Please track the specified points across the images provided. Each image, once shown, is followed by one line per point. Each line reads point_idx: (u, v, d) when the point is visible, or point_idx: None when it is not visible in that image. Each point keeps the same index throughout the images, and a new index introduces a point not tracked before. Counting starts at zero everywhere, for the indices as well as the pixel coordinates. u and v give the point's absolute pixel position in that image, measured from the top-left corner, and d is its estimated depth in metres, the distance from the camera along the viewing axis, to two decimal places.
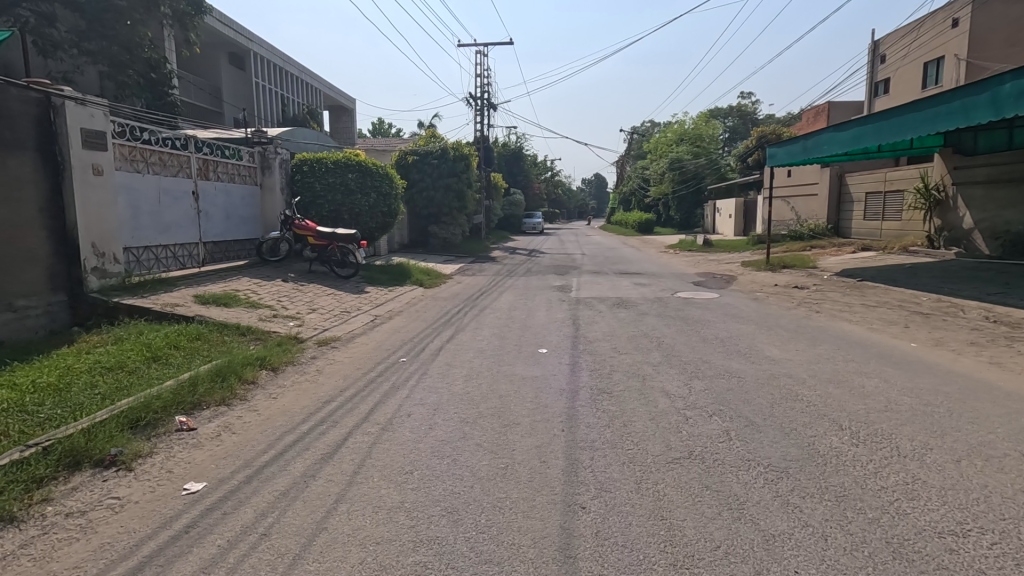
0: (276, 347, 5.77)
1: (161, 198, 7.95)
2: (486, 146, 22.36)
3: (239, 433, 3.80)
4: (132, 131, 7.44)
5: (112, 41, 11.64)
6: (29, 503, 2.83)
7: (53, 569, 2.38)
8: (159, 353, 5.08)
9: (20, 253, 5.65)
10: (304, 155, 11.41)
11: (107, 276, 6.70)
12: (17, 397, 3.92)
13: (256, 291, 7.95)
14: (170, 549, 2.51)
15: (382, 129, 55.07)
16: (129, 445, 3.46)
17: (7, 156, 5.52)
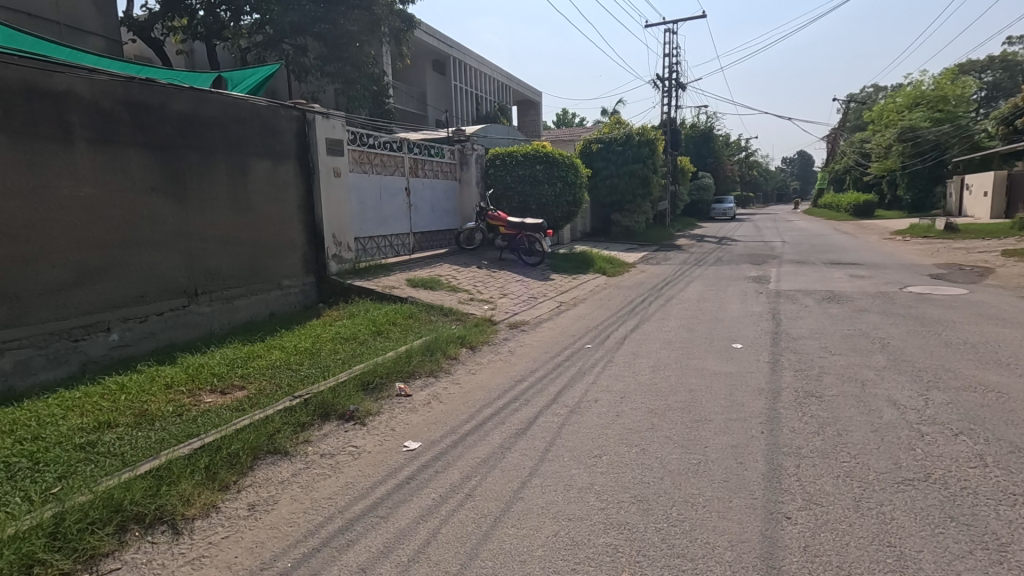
0: (474, 328, 6.32)
1: (382, 195, 9.20)
2: (673, 129, 21.36)
3: (445, 403, 4.27)
4: (362, 138, 8.70)
5: (346, 62, 13.73)
6: (297, 442, 3.53)
7: (315, 497, 2.96)
8: (382, 328, 5.93)
9: (285, 243, 7.04)
10: (497, 150, 12.17)
11: (343, 261, 8.01)
12: (285, 357, 4.92)
13: (456, 277, 8.78)
14: (395, 495, 2.94)
15: (566, 120, 55.99)
16: (363, 403, 4.11)
17: (278, 165, 6.89)
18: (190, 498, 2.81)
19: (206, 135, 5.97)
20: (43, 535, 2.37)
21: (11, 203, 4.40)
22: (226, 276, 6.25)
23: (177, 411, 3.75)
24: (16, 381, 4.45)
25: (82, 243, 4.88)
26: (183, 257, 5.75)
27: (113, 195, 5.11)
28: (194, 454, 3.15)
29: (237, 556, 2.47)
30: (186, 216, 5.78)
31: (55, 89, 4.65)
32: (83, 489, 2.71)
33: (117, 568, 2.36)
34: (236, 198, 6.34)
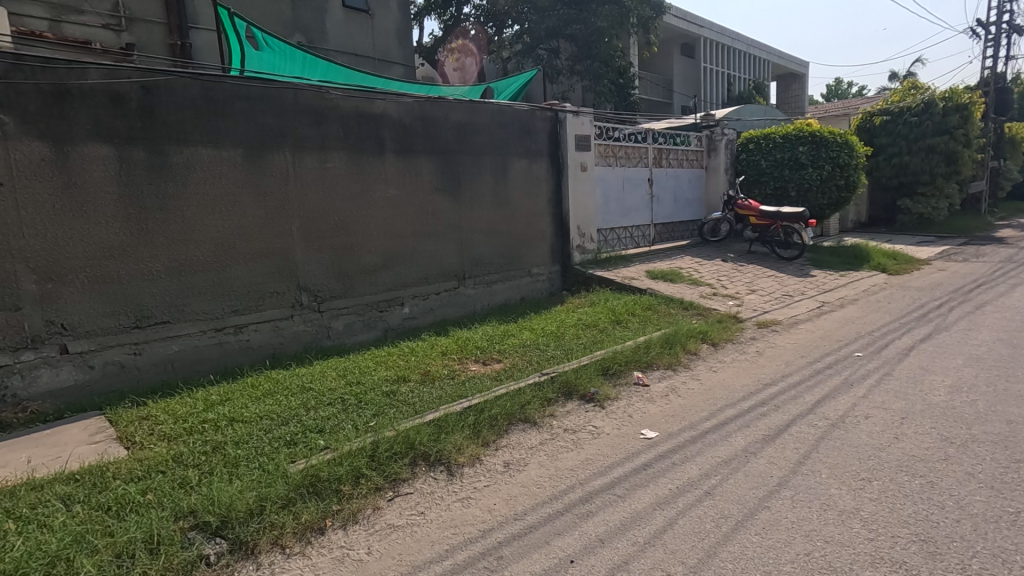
0: (717, 324, 6.00)
1: (625, 186, 9.31)
2: (999, 88, 16.60)
3: (684, 397, 4.19)
4: (607, 132, 8.92)
5: (595, 59, 14.18)
6: (544, 414, 3.87)
7: (558, 466, 3.24)
8: (621, 318, 6.06)
9: (536, 234, 7.70)
10: (751, 132, 11.16)
11: (586, 252, 8.40)
12: (534, 338, 5.42)
13: (698, 270, 8.42)
14: (632, 478, 3.04)
15: (839, 90, 47.97)
16: (602, 387, 4.29)
17: (532, 163, 7.55)
18: (461, 447, 3.35)
19: (477, 140, 6.88)
20: (365, 456, 3.11)
21: (346, 203, 5.78)
22: (488, 263, 7.14)
23: (451, 375, 4.47)
24: (345, 339, 5.87)
25: (388, 234, 6.14)
26: (455, 246, 6.77)
27: (409, 195, 6.29)
28: (464, 411, 3.73)
29: (495, 503, 2.88)
30: (459, 211, 6.78)
31: (375, 112, 5.91)
32: (389, 426, 3.46)
33: (410, 493, 2.98)
34: (498, 194, 7.17)
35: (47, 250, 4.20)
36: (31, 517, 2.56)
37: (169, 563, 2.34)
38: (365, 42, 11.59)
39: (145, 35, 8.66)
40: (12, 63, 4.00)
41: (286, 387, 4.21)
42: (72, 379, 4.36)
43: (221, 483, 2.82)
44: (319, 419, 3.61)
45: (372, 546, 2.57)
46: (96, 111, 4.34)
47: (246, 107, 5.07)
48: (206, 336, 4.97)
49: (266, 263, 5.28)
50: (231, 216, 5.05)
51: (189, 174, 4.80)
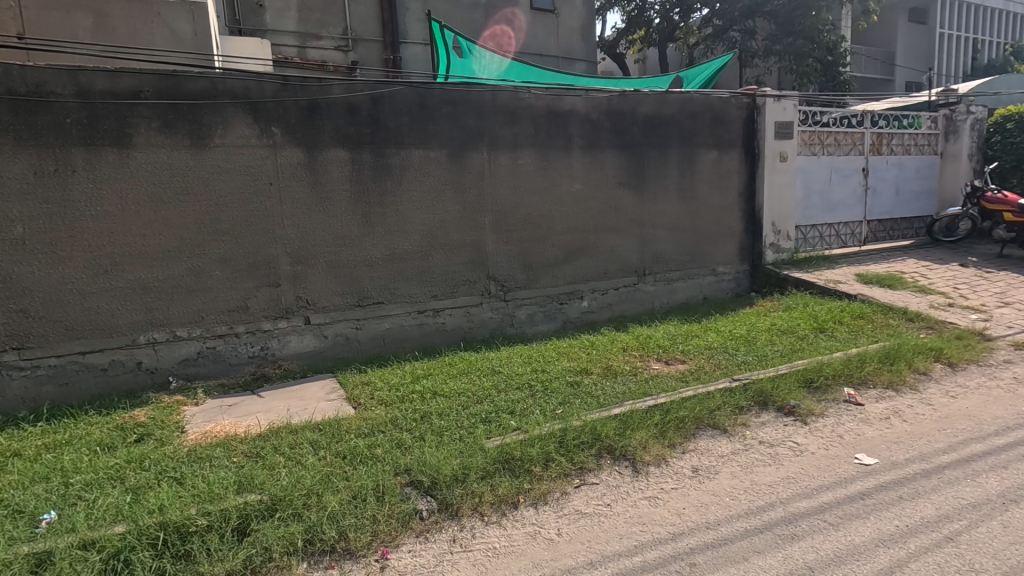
0: (955, 341, 5.01)
1: (833, 177, 8.23)
2: None
3: (910, 423, 3.59)
4: (813, 117, 7.97)
5: (798, 36, 12.75)
6: (736, 422, 3.63)
7: (754, 480, 3.01)
8: (825, 326, 5.40)
9: (723, 230, 7.22)
10: (1010, 109, 9.08)
11: (780, 251, 7.64)
12: (722, 340, 5.10)
13: (926, 275, 7.12)
14: (846, 506, 2.71)
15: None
16: (805, 401, 3.87)
17: (723, 154, 7.08)
18: (647, 445, 3.29)
19: (664, 132, 6.66)
20: (554, 441, 3.23)
21: (533, 198, 6.03)
22: (670, 259, 6.90)
23: (634, 371, 4.42)
24: (527, 328, 6.16)
25: (571, 228, 6.26)
26: (637, 241, 6.65)
27: (593, 190, 6.34)
28: (650, 410, 3.66)
29: (685, 507, 2.79)
30: (642, 205, 6.64)
31: (564, 109, 6.05)
32: (575, 415, 3.55)
33: (596, 483, 3.02)
34: (684, 188, 6.87)
35: (299, 238, 5.10)
36: (292, 455, 3.15)
37: (392, 511, 2.70)
38: (551, 41, 11.92)
39: (366, 52, 9.97)
40: (281, 84, 4.89)
41: (478, 368, 4.56)
42: (312, 345, 5.25)
43: (430, 448, 3.17)
44: (509, 401, 3.85)
45: (562, 528, 2.67)
46: (337, 120, 5.13)
47: (451, 111, 5.56)
48: (410, 317, 5.60)
49: (462, 254, 5.76)
50: (435, 210, 5.60)
51: (404, 172, 5.43)
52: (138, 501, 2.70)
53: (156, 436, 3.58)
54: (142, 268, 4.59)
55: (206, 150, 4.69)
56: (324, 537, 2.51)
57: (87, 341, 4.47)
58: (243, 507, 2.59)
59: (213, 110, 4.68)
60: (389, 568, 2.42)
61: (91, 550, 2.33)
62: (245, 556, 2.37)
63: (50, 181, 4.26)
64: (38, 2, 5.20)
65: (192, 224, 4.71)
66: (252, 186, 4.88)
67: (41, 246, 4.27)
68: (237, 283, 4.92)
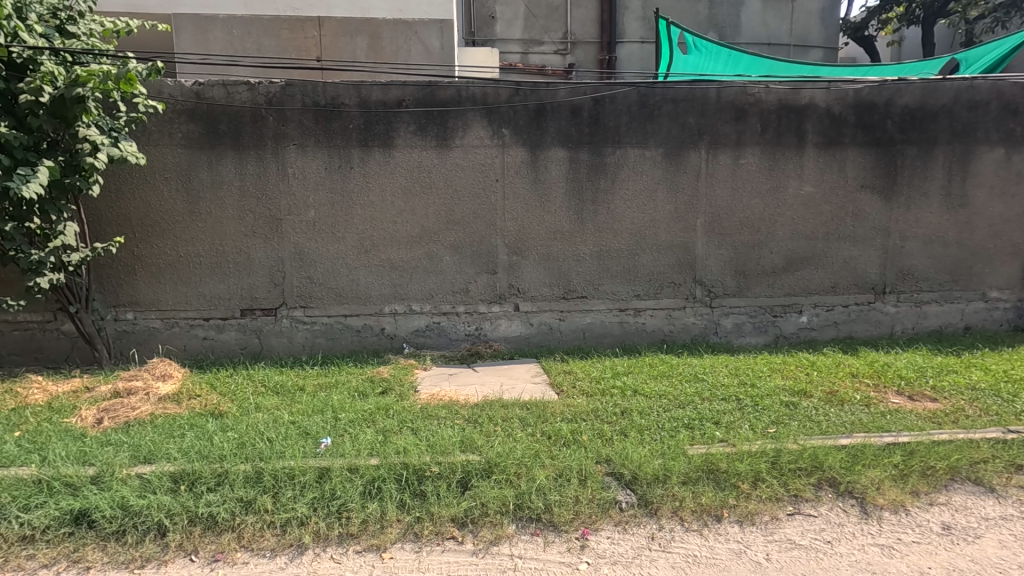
0: None
1: None
2: None
3: None
4: None
5: None
6: (1009, 482, 2.95)
7: None
8: None
9: (1003, 247, 5.85)
10: None
11: None
12: (992, 381, 4.17)
13: None
14: None
15: None
16: None
17: (1014, 153, 5.72)
18: (881, 487, 2.88)
19: (930, 127, 5.63)
20: (766, 461, 3.02)
21: (754, 200, 5.63)
22: (922, 277, 5.83)
23: (865, 402, 3.86)
24: (733, 338, 5.79)
25: (795, 235, 5.70)
26: (878, 253, 5.77)
27: (827, 193, 5.66)
28: (889, 448, 3.18)
29: (930, 567, 2.39)
30: (891, 212, 5.72)
31: (801, 103, 5.50)
32: (791, 438, 3.26)
33: (814, 515, 2.75)
34: (951, 194, 5.74)
35: (517, 230, 5.53)
36: (504, 427, 3.48)
37: (594, 496, 2.81)
38: (782, 29, 10.86)
39: (584, 54, 10.27)
40: (513, 90, 5.33)
41: (680, 372, 4.46)
42: (519, 330, 5.67)
43: (631, 444, 3.21)
44: (715, 411, 3.69)
45: (772, 554, 2.50)
46: (560, 122, 5.42)
47: (672, 109, 5.46)
48: (612, 314, 5.69)
49: (670, 255, 5.65)
50: (646, 210, 5.58)
51: (618, 171, 5.51)
52: (386, 441, 3.26)
53: (397, 391, 4.25)
54: (393, 250, 5.45)
55: (448, 150, 5.36)
56: (531, 506, 2.74)
57: (350, 307, 5.47)
58: (466, 465, 2.95)
59: (456, 115, 5.32)
60: (589, 548, 2.54)
61: (354, 473, 2.89)
62: (466, 506, 2.71)
63: (335, 175, 5.30)
64: (333, 30, 6.47)
65: (433, 214, 5.44)
66: (482, 183, 5.44)
67: (326, 227, 5.34)
68: (462, 268, 5.54)
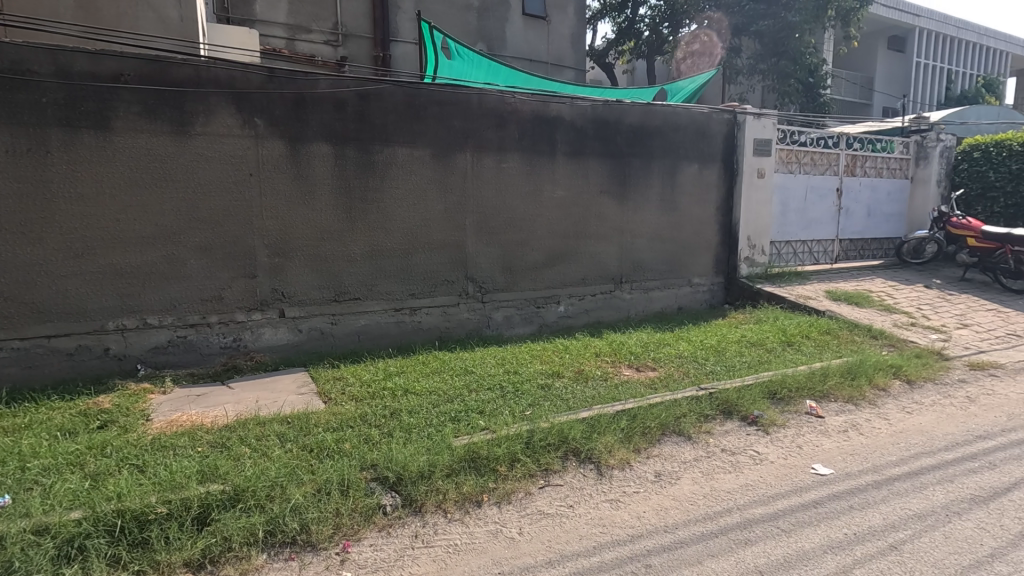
0: (914, 359, 5.22)
1: (809, 196, 8.55)
2: None
3: (866, 436, 3.73)
4: (792, 136, 8.25)
5: (783, 56, 13.08)
6: (700, 429, 3.71)
7: (714, 486, 3.10)
8: (793, 340, 5.53)
9: (701, 242, 7.36)
10: (977, 139, 9.52)
11: (754, 265, 7.79)
12: (693, 349, 5.21)
13: (892, 295, 7.39)
14: (798, 513, 2.81)
15: None
16: (768, 411, 3.99)
17: (704, 168, 7.23)
18: (612, 450, 3.36)
19: (648, 144, 6.78)
20: (521, 442, 3.28)
21: (516, 202, 6.09)
22: (648, 268, 7.01)
23: (604, 377, 4.49)
24: (504, 330, 6.20)
25: (552, 234, 6.34)
26: (616, 249, 6.76)
27: (575, 197, 6.42)
28: (618, 415, 3.73)
29: (645, 510, 2.85)
30: (624, 214, 6.75)
31: (550, 115, 6.13)
32: (543, 417, 3.60)
33: (560, 485, 3.07)
34: (665, 199, 7.00)
35: (279, 230, 5.07)
36: (257, 447, 3.14)
37: (356, 505, 2.72)
38: (542, 48, 12.01)
39: (356, 49, 9.93)
40: (267, 76, 4.87)
41: (451, 367, 4.60)
42: (286, 339, 5.22)
43: (397, 444, 3.18)
44: (480, 401, 3.89)
45: (524, 527, 2.71)
46: (323, 115, 5.13)
47: (439, 111, 5.59)
48: (388, 314, 5.61)
49: (442, 254, 5.79)
50: (418, 209, 5.62)
51: (387, 170, 5.44)
52: (96, 487, 2.67)
53: (120, 424, 3.53)
54: (116, 253, 4.52)
55: (187, 138, 4.65)
56: (285, 529, 2.52)
57: (55, 325, 4.38)
58: (204, 497, 2.58)
59: (196, 98, 4.64)
60: (349, 560, 2.43)
61: (44, 536, 2.29)
62: (203, 545, 2.37)
63: (23, 160, 4.18)
64: None
65: (170, 211, 4.66)
66: (233, 176, 4.85)
67: (11, 226, 4.18)
68: (213, 272, 4.87)
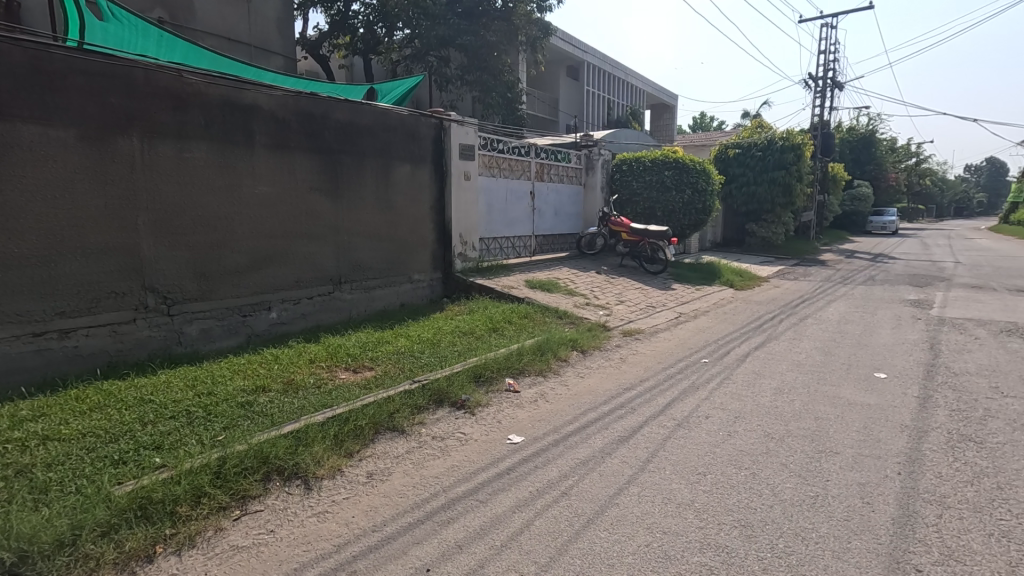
0: (587, 332, 6.38)
1: (509, 198, 9.68)
2: (823, 133, 20.10)
3: (551, 402, 4.39)
4: (492, 143, 9.20)
5: (485, 71, 14.42)
6: (413, 422, 3.84)
7: (424, 474, 3.22)
8: (498, 326, 6.18)
9: (418, 240, 7.62)
10: (624, 155, 12.07)
11: (467, 260, 8.47)
12: (410, 344, 5.36)
13: (574, 281, 8.91)
14: (495, 482, 3.12)
15: (701, 121, 51.86)
16: (474, 394, 4.35)
17: (416, 169, 7.49)
18: (321, 459, 3.22)
19: (358, 142, 6.69)
20: (208, 473, 2.87)
21: (207, 197, 5.31)
22: (367, 267, 6.94)
23: (317, 384, 4.27)
24: (201, 345, 5.36)
25: (256, 234, 5.72)
26: (332, 249, 6.49)
27: (282, 194, 5.93)
28: (327, 422, 3.58)
29: (354, 515, 2.79)
30: (338, 213, 6.52)
31: (244, 103, 5.51)
32: (240, 439, 3.22)
33: (259, 511, 2.78)
34: (380, 198, 7.01)
35: None
36: None
37: None
38: (241, 28, 10.76)
39: None
40: None
41: (119, 399, 3.75)
42: None
43: (21, 513, 2.42)
44: (158, 434, 3.26)
45: (210, 570, 2.35)
46: None
47: (85, 83, 4.48)
48: (20, 342, 4.27)
49: (105, 260, 4.68)
50: (61, 205, 4.41)
51: (5, 152, 4.11)
52: None
53: None
54: None
55: None
56: None
57: None
58: None
59: None
60: None
61: None
62: None
63: None
64: None
65: None
66: None
67: None
68: None
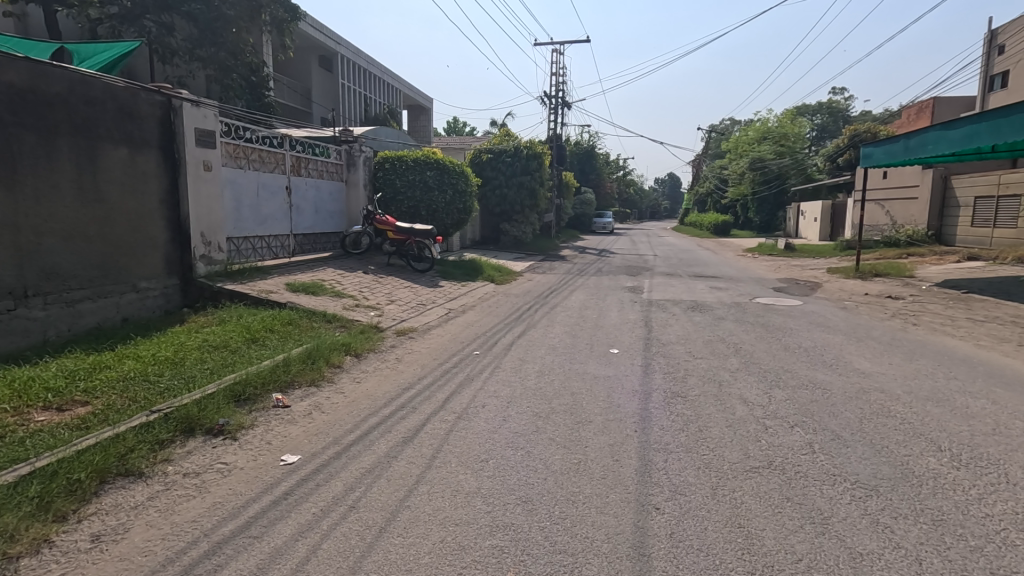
0: (360, 335, 6.15)
1: (260, 193, 8.72)
2: (558, 145, 23.09)
3: (327, 413, 4.10)
4: (237, 131, 8.18)
5: (221, 48, 12.63)
6: (154, 462, 3.18)
7: (176, 521, 2.68)
8: (257, 336, 5.50)
9: (143, 240, 6.31)
10: (386, 153, 11.95)
11: (212, 263, 7.38)
12: (141, 367, 4.41)
13: (341, 282, 8.49)
14: (271, 512, 2.77)
15: (456, 125, 54.56)
16: (234, 416, 3.80)
17: (137, 154, 6.17)
18: (15, 533, 2.44)
19: (45, 114, 5.21)
20: None
21: None
22: (70, 276, 5.47)
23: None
24: None
25: None
26: (10, 253, 4.93)
27: None
28: (20, 483, 2.73)
29: None
30: (17, 205, 4.98)
31: None
32: None
33: None
34: (83, 187, 5.58)
35: None
36: None
37: None
38: None
39: None
40: None
41: None
42: None
43: None
44: None
45: None
46: None
47: None
48: None
49: None
50: None
51: None
52: None
53: None
54: None
55: None
56: None
57: None
58: None
59: None
60: None
61: None
62: None
63: None
64: None
65: None
66: None
67: None
68: None
